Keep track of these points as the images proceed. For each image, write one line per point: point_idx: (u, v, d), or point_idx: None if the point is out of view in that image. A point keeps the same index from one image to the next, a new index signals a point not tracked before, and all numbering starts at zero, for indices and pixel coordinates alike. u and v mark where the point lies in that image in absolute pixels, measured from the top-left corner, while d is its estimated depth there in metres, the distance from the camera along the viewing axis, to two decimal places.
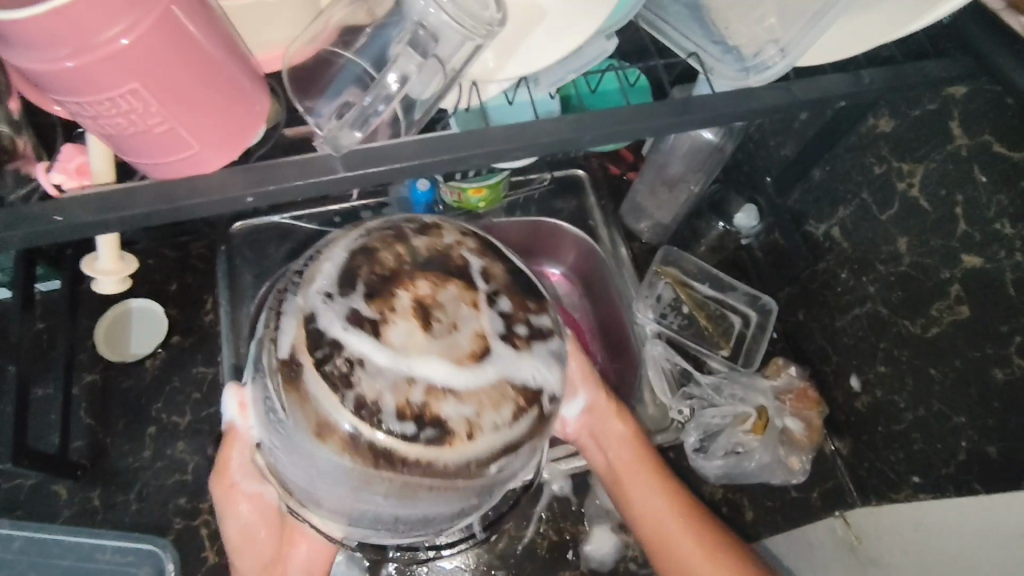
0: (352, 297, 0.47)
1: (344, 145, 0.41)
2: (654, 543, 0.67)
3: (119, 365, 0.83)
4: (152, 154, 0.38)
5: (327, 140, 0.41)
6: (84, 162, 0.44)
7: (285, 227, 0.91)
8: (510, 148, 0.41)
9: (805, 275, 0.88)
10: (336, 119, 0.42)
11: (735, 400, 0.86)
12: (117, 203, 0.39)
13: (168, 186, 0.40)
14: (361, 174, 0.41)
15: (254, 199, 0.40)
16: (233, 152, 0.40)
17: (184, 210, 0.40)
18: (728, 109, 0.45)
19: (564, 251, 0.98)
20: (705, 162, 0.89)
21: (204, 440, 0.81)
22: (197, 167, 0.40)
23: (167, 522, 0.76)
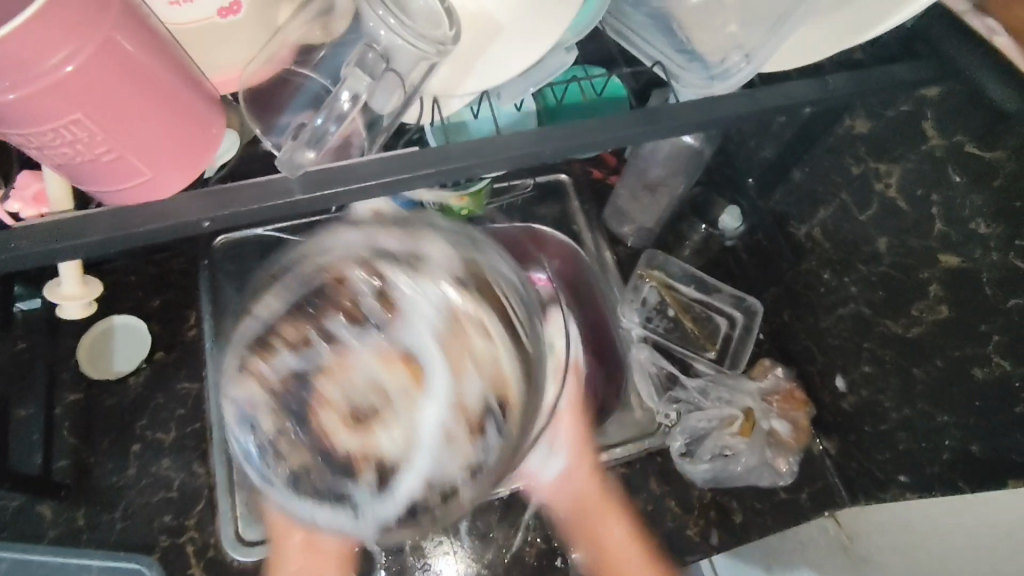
0: (360, 506, 0.48)
1: (301, 165, 0.40)
2: None
3: (102, 383, 0.83)
4: (104, 181, 0.38)
5: (283, 160, 0.40)
6: (40, 190, 0.43)
7: (263, 241, 0.91)
8: (473, 163, 0.41)
9: (788, 276, 0.88)
10: (291, 140, 0.41)
11: (722, 403, 0.86)
12: (72, 230, 0.38)
13: (123, 212, 0.39)
14: (322, 195, 0.40)
15: (212, 222, 0.40)
16: (186, 177, 0.40)
17: (141, 235, 0.39)
18: (697, 116, 0.44)
19: (545, 255, 0.99)
20: (690, 165, 0.88)
21: (190, 455, 0.81)
22: (153, 192, 0.39)
23: (152, 540, 0.76)
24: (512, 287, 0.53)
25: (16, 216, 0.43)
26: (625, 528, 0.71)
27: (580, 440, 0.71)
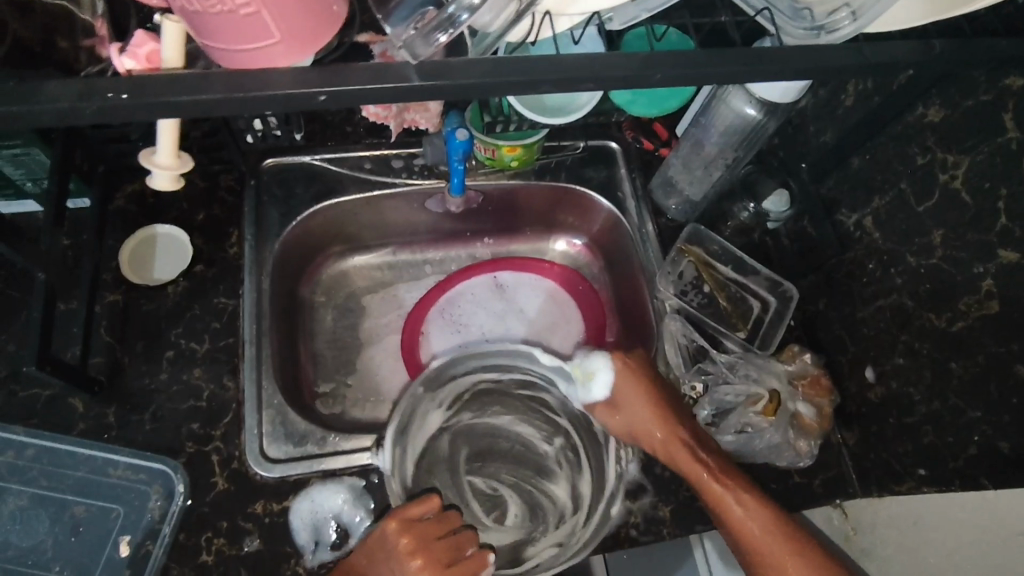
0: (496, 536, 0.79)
1: (420, 55, 0.41)
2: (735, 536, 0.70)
3: (141, 288, 0.83)
4: (222, 40, 0.38)
5: (406, 47, 0.41)
6: (154, 50, 0.45)
7: (315, 168, 0.93)
8: (579, 79, 0.42)
9: (831, 264, 0.88)
10: (415, 26, 0.41)
11: (749, 380, 0.86)
12: (189, 86, 0.39)
13: (232, 75, 0.40)
14: (430, 88, 0.41)
15: (326, 98, 0.41)
16: (306, 51, 0.40)
17: (255, 100, 0.40)
18: (798, 63, 0.44)
19: (593, 222, 1.03)
20: (749, 136, 0.87)
21: (221, 368, 0.81)
22: (262, 60, 0.40)
23: (178, 445, 0.76)
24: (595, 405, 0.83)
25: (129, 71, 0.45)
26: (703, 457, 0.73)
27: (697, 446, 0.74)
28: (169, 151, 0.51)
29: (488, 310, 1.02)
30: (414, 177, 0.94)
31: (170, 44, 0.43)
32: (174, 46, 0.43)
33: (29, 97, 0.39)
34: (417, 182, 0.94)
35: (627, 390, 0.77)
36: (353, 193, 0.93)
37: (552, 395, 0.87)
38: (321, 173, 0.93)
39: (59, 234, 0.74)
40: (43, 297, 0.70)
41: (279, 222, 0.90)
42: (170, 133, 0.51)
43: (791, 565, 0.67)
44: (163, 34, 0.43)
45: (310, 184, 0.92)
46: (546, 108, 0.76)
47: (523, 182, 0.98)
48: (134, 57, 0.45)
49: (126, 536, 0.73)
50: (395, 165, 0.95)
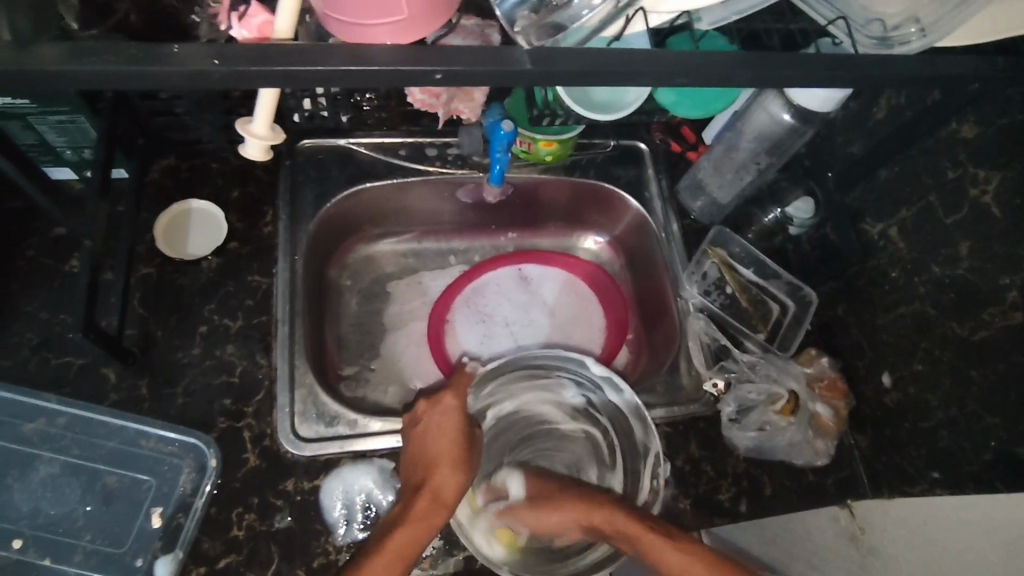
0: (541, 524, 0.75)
1: (533, 41, 0.46)
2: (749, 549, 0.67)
3: (176, 262, 0.83)
4: (352, 13, 0.44)
5: (521, 34, 0.46)
6: (265, 22, 0.52)
7: (349, 151, 0.94)
8: (675, 73, 0.45)
9: (851, 271, 0.91)
10: (531, 13, 0.46)
11: (769, 380, 0.88)
12: (314, 58, 0.43)
13: (352, 46, 0.44)
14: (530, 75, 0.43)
15: (442, 76, 0.44)
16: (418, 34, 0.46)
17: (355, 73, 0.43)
18: (862, 68, 0.47)
19: (619, 220, 1.05)
20: (788, 139, 0.88)
21: (254, 345, 0.81)
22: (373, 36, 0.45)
23: (211, 420, 0.77)
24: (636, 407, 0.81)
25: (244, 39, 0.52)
26: None
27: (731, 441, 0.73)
28: (265, 120, 0.54)
29: (514, 302, 1.03)
30: (448, 166, 0.95)
31: (283, 15, 0.44)
32: (287, 16, 0.45)
33: (161, 67, 0.42)
34: (451, 172, 0.95)
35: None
36: (387, 176, 0.94)
37: (595, 393, 0.84)
38: (355, 158, 0.94)
39: (104, 202, 0.73)
40: (87, 265, 0.70)
41: (313, 203, 0.91)
42: (268, 99, 0.52)
43: None
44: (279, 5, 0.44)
45: (345, 167, 0.93)
46: (594, 103, 0.77)
47: (553, 177, 0.99)
48: (248, 27, 0.52)
49: (158, 508, 0.73)
50: (429, 152, 0.95)
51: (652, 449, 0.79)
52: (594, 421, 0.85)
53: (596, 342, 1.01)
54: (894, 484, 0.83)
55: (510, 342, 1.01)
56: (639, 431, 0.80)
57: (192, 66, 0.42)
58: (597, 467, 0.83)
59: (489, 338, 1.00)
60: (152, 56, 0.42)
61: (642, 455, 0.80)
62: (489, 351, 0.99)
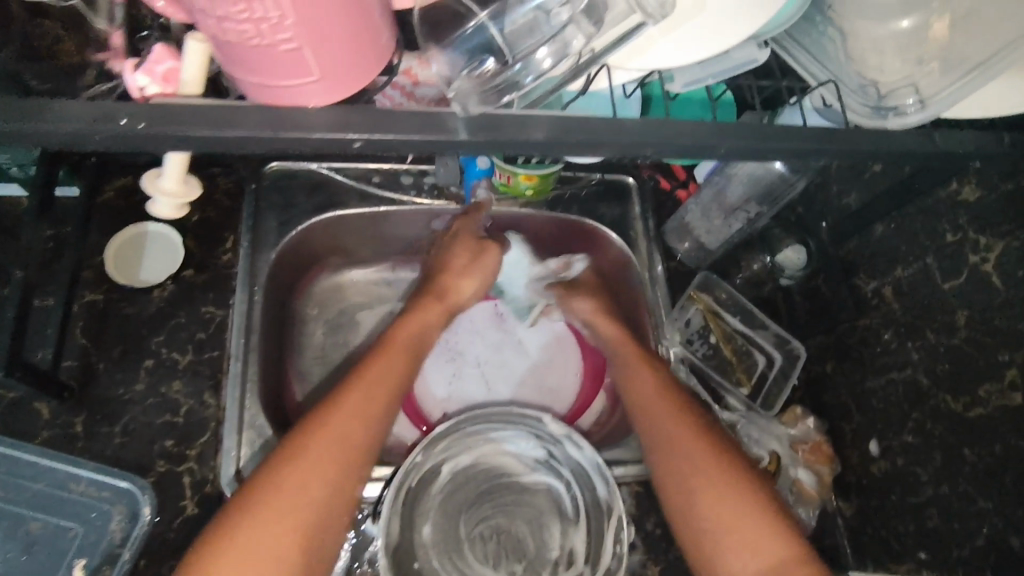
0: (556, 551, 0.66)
1: (472, 110, 0.43)
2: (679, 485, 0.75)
3: (124, 290, 0.78)
4: (260, 74, 0.41)
5: (456, 100, 0.43)
6: (171, 70, 0.48)
7: (319, 177, 0.90)
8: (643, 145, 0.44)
9: (841, 327, 0.86)
10: (470, 77, 0.45)
11: (749, 441, 0.85)
12: (224, 119, 0.41)
13: (266, 108, 0.42)
14: (476, 142, 0.43)
15: (362, 144, 0.43)
16: (345, 92, 0.43)
17: (283, 138, 0.42)
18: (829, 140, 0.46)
19: (602, 258, 1.00)
20: (777, 187, 0.85)
21: (203, 382, 0.77)
22: (300, 99, 0.42)
23: (148, 463, 0.72)
24: (598, 465, 0.75)
25: (144, 90, 0.49)
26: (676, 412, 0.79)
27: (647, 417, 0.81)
28: (175, 177, 0.55)
29: (486, 339, 0.98)
30: (423, 197, 0.91)
31: (191, 69, 0.45)
32: (194, 70, 0.45)
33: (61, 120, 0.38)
34: (425, 203, 0.91)
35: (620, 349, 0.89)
36: (358, 205, 0.89)
37: (556, 448, 0.78)
38: (325, 184, 0.90)
39: (42, 226, 0.69)
40: (19, 295, 0.66)
41: (277, 230, 0.86)
42: (177, 162, 0.55)
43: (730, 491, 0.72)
44: (187, 54, 0.45)
45: (313, 193, 0.89)
46: None
47: (533, 212, 0.95)
48: (152, 73, 0.48)
49: (83, 559, 0.68)
50: (403, 181, 0.91)
51: (615, 510, 0.73)
52: (557, 475, 0.78)
53: (572, 386, 0.97)
54: (878, 559, 0.78)
55: (479, 381, 0.95)
56: (603, 490, 0.74)
57: (79, 123, 0.40)
58: (560, 523, 0.77)
59: (458, 377, 0.95)
60: (35, 110, 0.40)
61: (606, 515, 0.74)
62: (456, 392, 0.95)
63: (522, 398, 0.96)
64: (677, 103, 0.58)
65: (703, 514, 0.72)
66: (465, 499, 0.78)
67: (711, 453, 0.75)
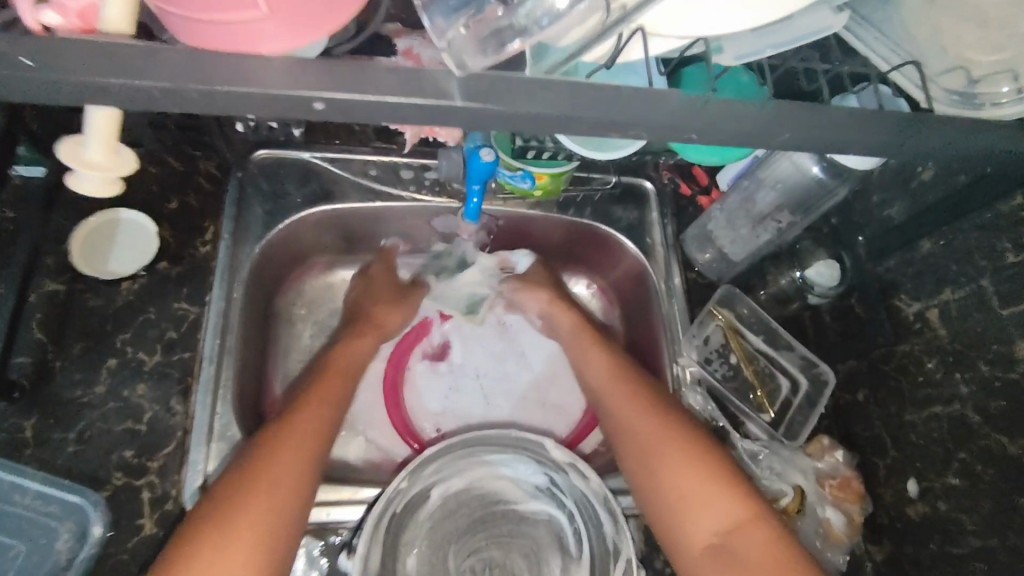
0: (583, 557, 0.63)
1: (468, 66, 0.38)
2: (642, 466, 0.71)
3: (90, 281, 0.71)
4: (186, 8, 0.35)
5: (452, 53, 0.38)
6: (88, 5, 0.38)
7: (312, 167, 0.82)
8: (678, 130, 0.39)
9: (876, 353, 0.78)
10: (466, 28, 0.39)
11: (772, 475, 0.77)
12: (148, 67, 0.36)
13: (196, 54, 0.37)
14: (473, 107, 0.37)
15: (322, 105, 0.37)
16: (294, 42, 0.38)
17: (223, 91, 0.36)
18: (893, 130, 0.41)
19: (615, 267, 0.92)
20: (817, 195, 0.78)
21: (170, 386, 0.69)
22: (253, 46, 0.37)
23: (104, 475, 0.65)
24: (604, 498, 0.68)
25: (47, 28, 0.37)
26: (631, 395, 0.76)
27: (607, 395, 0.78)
28: (101, 144, 0.40)
29: (486, 349, 0.90)
30: (423, 193, 0.83)
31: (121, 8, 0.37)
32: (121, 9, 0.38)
33: None
34: (426, 199, 0.83)
35: (572, 336, 0.85)
36: (351, 200, 0.82)
37: (558, 475, 0.70)
38: (316, 174, 0.82)
39: None
40: None
41: (263, 223, 0.79)
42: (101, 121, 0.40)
43: (689, 461, 0.68)
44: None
45: (303, 183, 0.81)
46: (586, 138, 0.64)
47: (543, 213, 0.87)
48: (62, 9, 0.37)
49: None
50: (403, 174, 0.84)
51: (623, 553, 0.65)
52: (559, 505, 0.71)
53: (578, 404, 0.89)
54: None
55: (477, 394, 0.88)
56: (610, 527, 0.67)
57: None
58: (561, 559, 0.70)
59: (456, 390, 0.88)
60: None
61: (611, 558, 0.67)
62: (451, 405, 0.87)
63: (522, 415, 0.88)
64: (717, 82, 0.52)
65: (665, 481, 0.68)
66: (457, 528, 0.71)
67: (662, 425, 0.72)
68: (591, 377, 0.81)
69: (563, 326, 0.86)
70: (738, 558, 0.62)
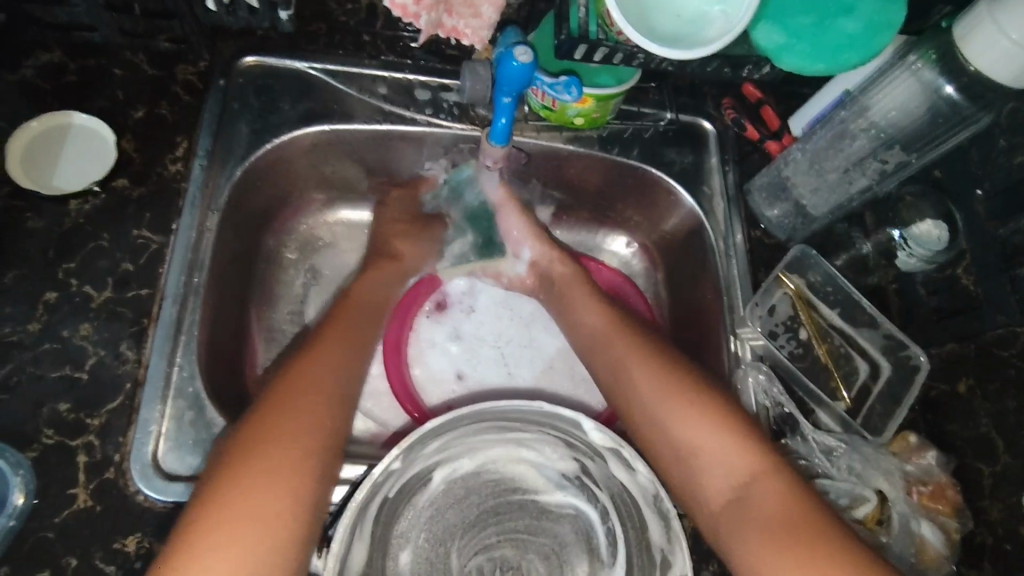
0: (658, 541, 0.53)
1: None
2: (641, 421, 0.59)
3: (31, 197, 0.59)
4: None
5: None
6: None
7: (308, 78, 0.68)
8: None
9: (989, 335, 0.63)
10: None
11: (850, 477, 0.64)
12: None
13: None
14: None
15: None
16: None
17: None
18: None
19: (662, 222, 0.78)
20: (936, 129, 0.63)
21: (122, 329, 0.57)
22: None
23: (32, 431, 0.53)
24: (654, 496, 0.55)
25: None
26: (626, 341, 0.64)
27: (599, 339, 0.66)
28: None
29: (511, 312, 0.77)
30: (441, 118, 0.69)
31: None
32: None
33: None
34: (444, 125, 0.69)
35: (562, 281, 0.71)
36: (353, 122, 0.68)
37: (592, 461, 0.58)
38: (316, 89, 0.68)
39: None
40: None
41: (247, 142, 0.66)
42: None
43: (691, 413, 0.56)
44: None
45: (299, 99, 0.68)
46: (656, 34, 0.50)
47: (583, 150, 0.73)
48: None
49: None
50: (419, 95, 0.69)
51: (673, 568, 0.52)
52: (590, 498, 0.59)
53: None
54: None
55: (495, 362, 0.74)
56: (659, 534, 0.54)
57: None
58: (590, 562, 0.57)
59: (472, 355, 0.74)
60: None
61: (657, 570, 0.54)
62: (465, 374, 0.74)
63: (548, 390, 0.74)
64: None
65: (666, 427, 0.57)
66: (463, 520, 0.58)
67: (656, 367, 0.60)
68: (580, 326, 0.68)
69: (555, 270, 0.72)
70: (758, 509, 0.51)
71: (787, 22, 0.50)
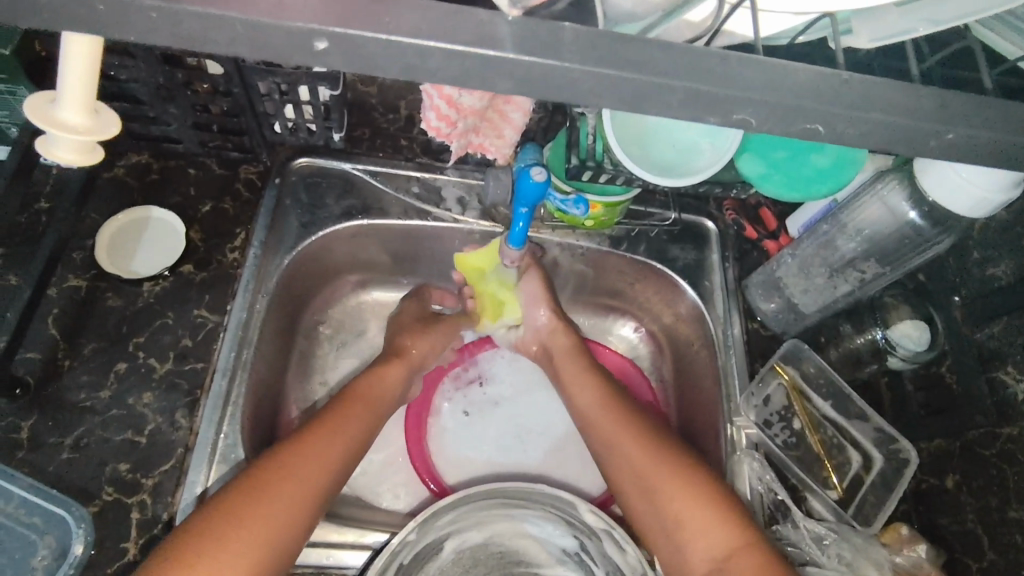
0: None
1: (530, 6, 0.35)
2: (635, 490, 0.64)
3: (110, 279, 0.68)
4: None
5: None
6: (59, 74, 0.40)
7: (352, 178, 0.78)
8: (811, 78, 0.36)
9: (972, 434, 0.67)
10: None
11: (840, 565, 0.66)
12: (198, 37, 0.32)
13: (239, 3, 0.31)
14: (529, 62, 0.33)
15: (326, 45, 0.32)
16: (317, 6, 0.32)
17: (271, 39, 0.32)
18: None
19: (667, 311, 0.84)
20: (909, 246, 0.70)
21: (178, 398, 0.65)
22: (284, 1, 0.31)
23: (96, 487, 0.60)
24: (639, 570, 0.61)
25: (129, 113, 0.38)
26: (614, 416, 0.69)
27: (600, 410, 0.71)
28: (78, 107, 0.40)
29: (525, 389, 0.83)
30: (465, 216, 0.78)
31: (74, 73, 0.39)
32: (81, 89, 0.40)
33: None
34: (468, 221, 0.78)
35: (564, 358, 0.77)
36: (388, 218, 0.77)
37: (590, 541, 0.64)
38: (357, 188, 0.78)
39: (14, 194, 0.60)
40: None
41: (296, 234, 0.75)
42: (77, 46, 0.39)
43: (679, 487, 0.62)
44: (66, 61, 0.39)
45: (343, 196, 0.77)
46: (653, 162, 0.59)
47: (593, 246, 0.80)
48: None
49: None
50: (445, 195, 0.78)
51: None
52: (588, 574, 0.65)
53: None
54: None
55: (507, 437, 0.80)
56: None
57: None
58: None
59: (486, 428, 0.80)
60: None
61: None
62: (478, 447, 0.79)
63: (555, 464, 0.80)
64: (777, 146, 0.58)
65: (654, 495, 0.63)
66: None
67: (640, 440, 0.66)
68: (583, 404, 0.73)
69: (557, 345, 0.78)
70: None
71: (766, 155, 0.58)
